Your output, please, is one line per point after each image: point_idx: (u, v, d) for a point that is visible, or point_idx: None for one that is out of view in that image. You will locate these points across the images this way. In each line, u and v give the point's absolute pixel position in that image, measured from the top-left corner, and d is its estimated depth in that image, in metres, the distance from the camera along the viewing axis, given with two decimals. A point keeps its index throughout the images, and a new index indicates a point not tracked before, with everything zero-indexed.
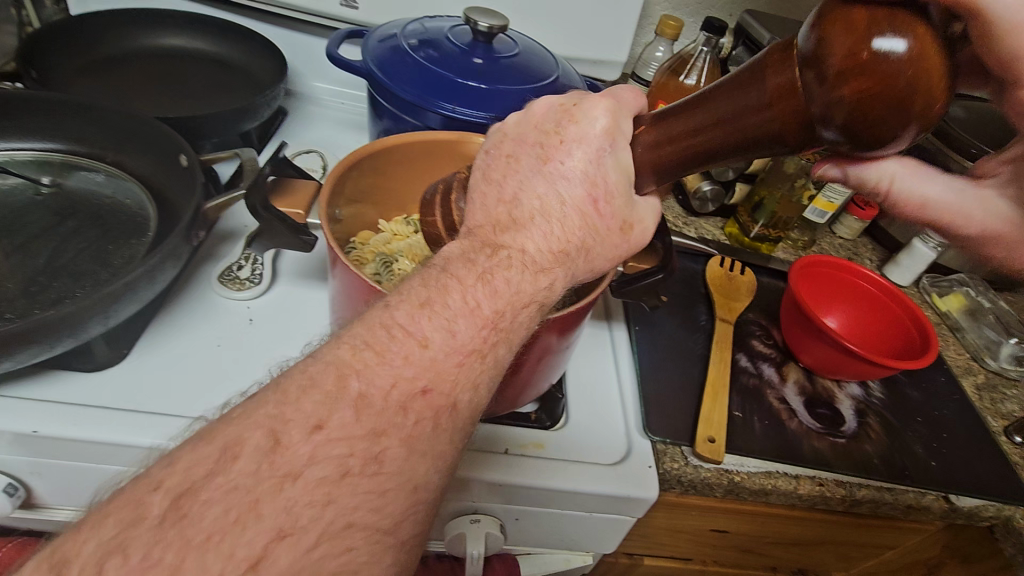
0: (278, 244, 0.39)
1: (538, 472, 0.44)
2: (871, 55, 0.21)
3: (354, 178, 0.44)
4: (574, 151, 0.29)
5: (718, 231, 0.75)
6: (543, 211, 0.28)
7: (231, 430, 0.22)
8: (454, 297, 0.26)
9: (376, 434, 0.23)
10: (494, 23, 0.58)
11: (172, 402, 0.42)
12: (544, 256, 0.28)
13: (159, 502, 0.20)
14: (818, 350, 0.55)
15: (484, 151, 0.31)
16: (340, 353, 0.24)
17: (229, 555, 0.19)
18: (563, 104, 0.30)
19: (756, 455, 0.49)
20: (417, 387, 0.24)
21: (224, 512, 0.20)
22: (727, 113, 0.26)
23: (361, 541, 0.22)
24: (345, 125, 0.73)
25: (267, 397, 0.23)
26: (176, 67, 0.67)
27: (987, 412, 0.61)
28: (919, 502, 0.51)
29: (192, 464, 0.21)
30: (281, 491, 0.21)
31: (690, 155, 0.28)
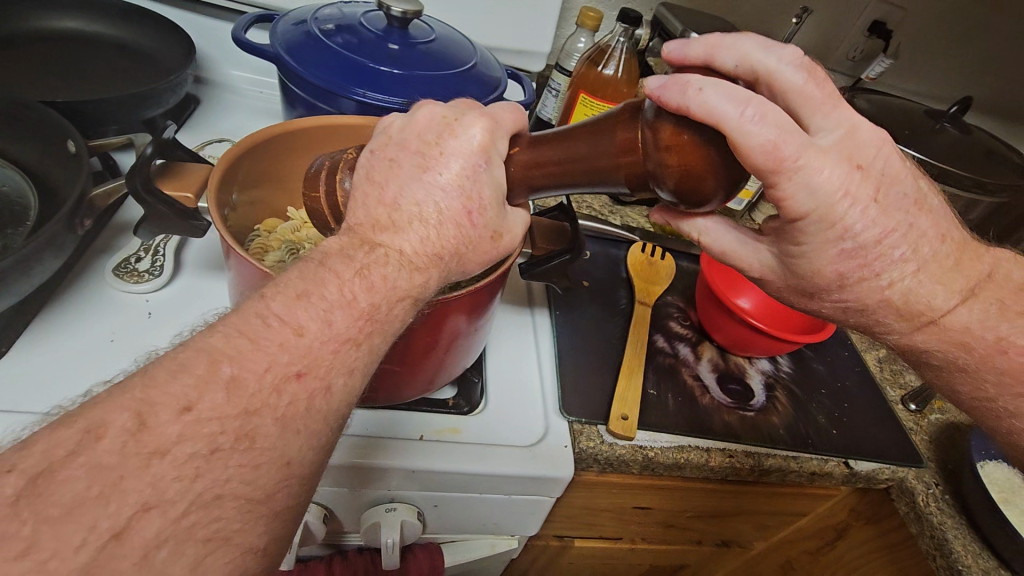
0: (167, 230, 0.38)
1: (454, 458, 0.44)
2: (681, 133, 0.27)
3: (250, 161, 0.43)
4: (452, 164, 0.30)
5: (643, 219, 0.77)
6: (423, 217, 0.29)
7: (94, 413, 0.21)
8: (329, 288, 0.26)
9: (248, 413, 0.23)
10: (407, 9, 0.57)
11: (40, 399, 0.39)
12: (421, 257, 0.29)
13: (12, 483, 0.19)
14: (730, 328, 0.57)
15: (369, 151, 0.31)
16: (212, 341, 0.24)
17: (91, 526, 0.19)
18: (445, 117, 0.31)
19: (668, 430, 0.51)
20: (292, 370, 0.24)
21: (87, 486, 0.19)
22: (585, 155, 0.30)
23: (232, 510, 0.22)
24: (260, 113, 0.71)
25: (134, 381, 0.22)
26: (75, 51, 0.63)
27: (886, 383, 0.65)
28: (822, 469, 0.54)
29: (51, 446, 0.20)
30: (148, 467, 0.20)
31: (552, 183, 0.32)
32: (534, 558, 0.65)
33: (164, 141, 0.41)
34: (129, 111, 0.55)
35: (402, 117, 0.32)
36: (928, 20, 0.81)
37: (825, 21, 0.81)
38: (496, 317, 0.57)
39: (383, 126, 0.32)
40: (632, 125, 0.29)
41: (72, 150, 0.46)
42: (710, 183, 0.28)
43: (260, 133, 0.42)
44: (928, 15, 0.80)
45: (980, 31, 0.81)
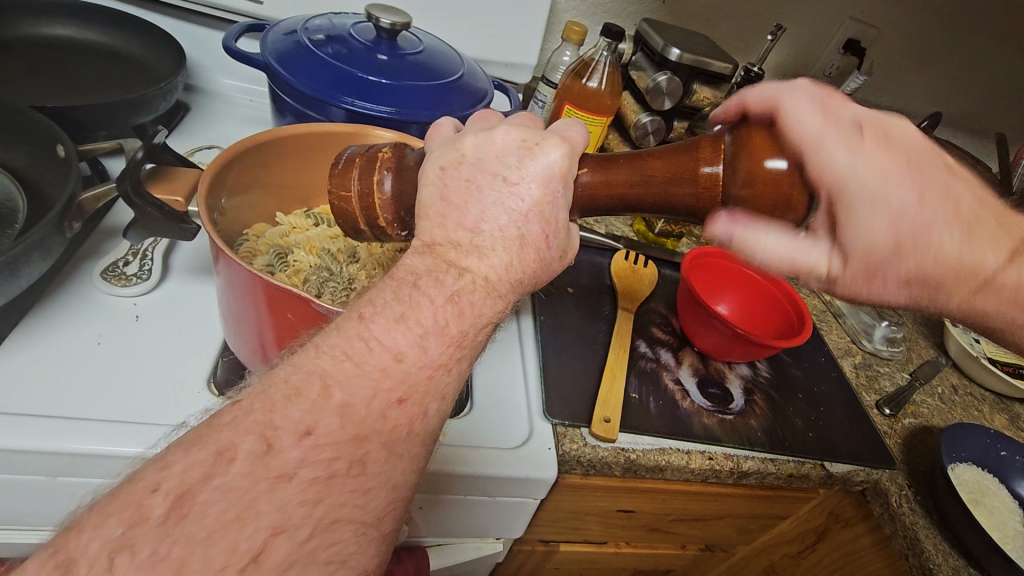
0: (157, 233, 0.39)
1: (444, 460, 0.44)
2: (769, 171, 0.28)
3: (237, 167, 0.43)
4: (533, 189, 0.28)
5: (627, 229, 0.79)
6: (505, 241, 0.27)
7: (222, 436, 0.21)
8: (425, 313, 0.25)
9: (358, 439, 0.23)
10: (396, 20, 0.59)
11: (145, 410, 0.41)
12: (503, 283, 0.27)
13: (158, 503, 0.20)
14: (712, 337, 0.59)
15: (439, 169, 0.29)
16: (321, 363, 0.23)
17: (230, 550, 0.20)
18: (524, 141, 0.29)
19: (648, 432, 0.52)
20: (394, 397, 0.24)
21: (224, 510, 0.20)
22: (662, 180, 0.31)
23: (347, 534, 0.22)
24: (250, 121, 0.72)
25: (253, 403, 0.22)
26: (68, 59, 0.63)
27: (863, 389, 0.67)
28: (798, 470, 0.55)
29: (187, 468, 0.20)
30: (275, 490, 0.21)
31: (618, 207, 0.32)
32: (520, 564, 0.65)
33: (154, 145, 0.41)
34: (120, 117, 0.55)
35: (473, 133, 0.30)
36: (897, 38, 0.84)
37: (800, 39, 0.84)
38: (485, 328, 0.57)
39: (454, 139, 0.30)
40: (714, 155, 0.30)
41: (61, 154, 0.46)
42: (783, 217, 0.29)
43: (251, 140, 0.43)
44: (897, 33, 0.83)
45: (951, 47, 0.84)
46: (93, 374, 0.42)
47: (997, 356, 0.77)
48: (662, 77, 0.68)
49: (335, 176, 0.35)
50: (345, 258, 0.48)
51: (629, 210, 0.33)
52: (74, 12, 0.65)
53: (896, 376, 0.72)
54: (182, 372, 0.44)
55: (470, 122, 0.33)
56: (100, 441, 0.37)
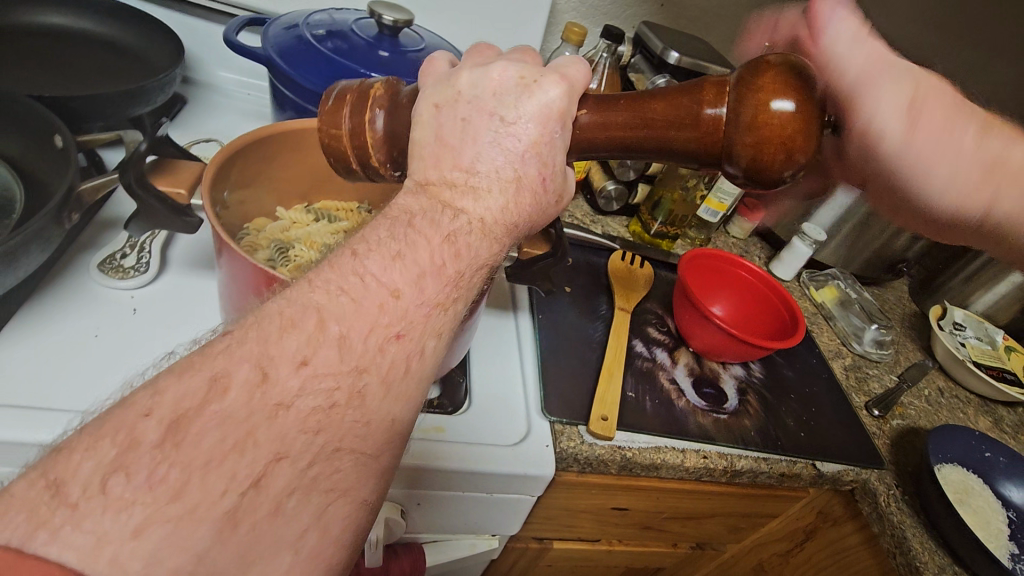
0: (159, 227, 0.38)
1: (442, 456, 0.44)
2: (772, 110, 0.27)
3: (241, 161, 0.43)
4: (529, 127, 0.28)
5: (623, 229, 0.79)
6: (502, 183, 0.28)
7: (216, 362, 0.21)
8: (422, 252, 0.25)
9: (359, 370, 0.23)
10: (399, 18, 0.58)
11: (65, 396, 0.39)
12: (498, 226, 0.28)
13: (154, 428, 0.19)
14: (708, 336, 0.59)
15: (434, 107, 0.29)
16: (317, 297, 0.23)
17: (231, 475, 0.20)
18: (522, 77, 0.28)
19: (646, 431, 0.52)
20: (391, 332, 0.24)
21: (222, 437, 0.20)
22: (664, 123, 0.30)
23: (349, 463, 0.22)
24: (247, 115, 0.71)
25: (247, 333, 0.22)
26: (64, 48, 0.63)
27: (852, 390, 0.69)
28: (791, 470, 0.56)
29: (181, 395, 0.20)
30: (275, 418, 0.21)
31: (616, 148, 0.31)
32: (513, 563, 0.66)
33: (157, 138, 0.42)
34: (118, 108, 0.55)
35: (469, 68, 0.29)
36: None
37: None
38: (482, 321, 0.57)
39: (449, 76, 0.29)
40: (719, 96, 0.29)
41: (58, 145, 0.46)
42: (783, 162, 0.28)
43: (256, 133, 0.44)
44: None
45: None
46: (15, 358, 0.40)
47: (982, 359, 0.79)
48: (661, 81, 0.68)
49: (326, 114, 0.34)
50: (345, 254, 0.47)
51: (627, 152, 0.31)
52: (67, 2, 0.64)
53: (885, 379, 0.73)
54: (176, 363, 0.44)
55: (469, 56, 0.33)
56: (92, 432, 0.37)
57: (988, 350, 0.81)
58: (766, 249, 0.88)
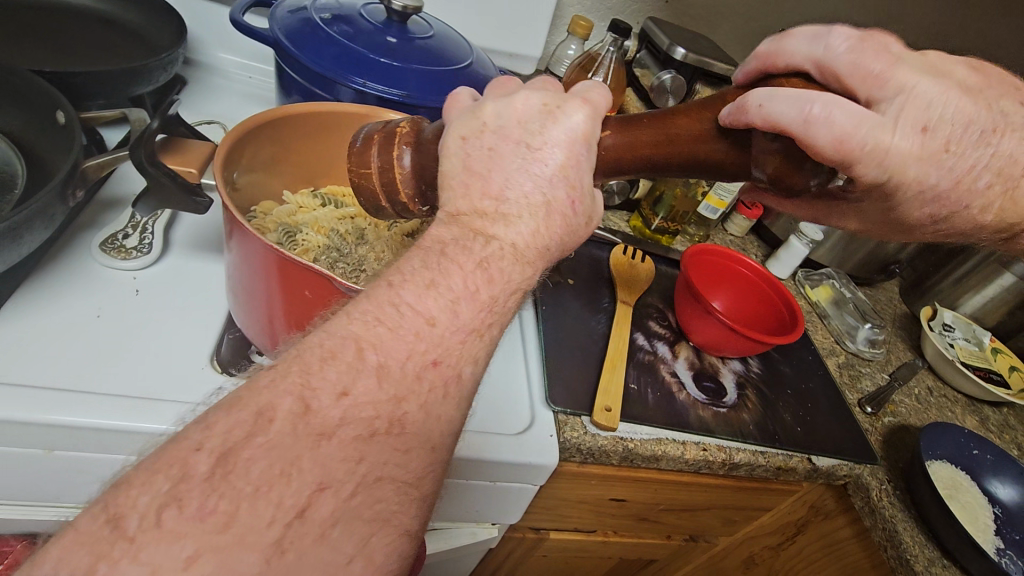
0: (168, 205, 0.37)
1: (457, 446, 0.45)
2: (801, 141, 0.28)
3: (251, 143, 0.43)
4: (556, 153, 0.29)
5: (624, 224, 0.80)
6: (531, 207, 0.29)
7: (261, 398, 0.23)
8: (455, 279, 0.27)
9: (397, 399, 0.24)
10: (408, 3, 0.58)
11: (163, 387, 0.40)
12: (530, 250, 0.29)
13: (203, 460, 0.21)
14: (709, 330, 0.60)
15: (460, 138, 0.30)
16: (354, 328, 0.25)
17: (277, 503, 0.21)
18: (546, 105, 0.30)
19: (648, 423, 0.53)
20: (428, 359, 0.25)
21: (268, 466, 0.22)
22: (684, 142, 0.30)
23: (390, 493, 0.24)
24: (249, 99, 0.70)
25: (290, 366, 0.24)
26: (65, 26, 0.62)
27: (845, 386, 0.70)
28: (787, 464, 0.57)
29: (229, 428, 0.22)
30: (318, 447, 0.22)
31: (643, 167, 0.31)
32: (509, 552, 0.66)
33: (167, 117, 0.41)
34: (118, 87, 0.54)
35: (493, 100, 0.31)
36: None
37: None
38: None
39: (474, 108, 0.31)
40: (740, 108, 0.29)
41: (63, 121, 0.45)
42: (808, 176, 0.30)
43: (268, 114, 0.43)
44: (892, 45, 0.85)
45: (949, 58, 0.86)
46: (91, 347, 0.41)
47: (969, 360, 0.81)
48: (666, 76, 0.68)
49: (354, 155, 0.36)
50: (353, 240, 0.48)
51: (655, 172, 0.32)
52: None
53: (876, 378, 0.74)
54: (184, 348, 0.43)
55: (490, 89, 0.33)
56: (98, 414, 0.37)
57: (975, 351, 0.83)
58: (764, 248, 0.89)
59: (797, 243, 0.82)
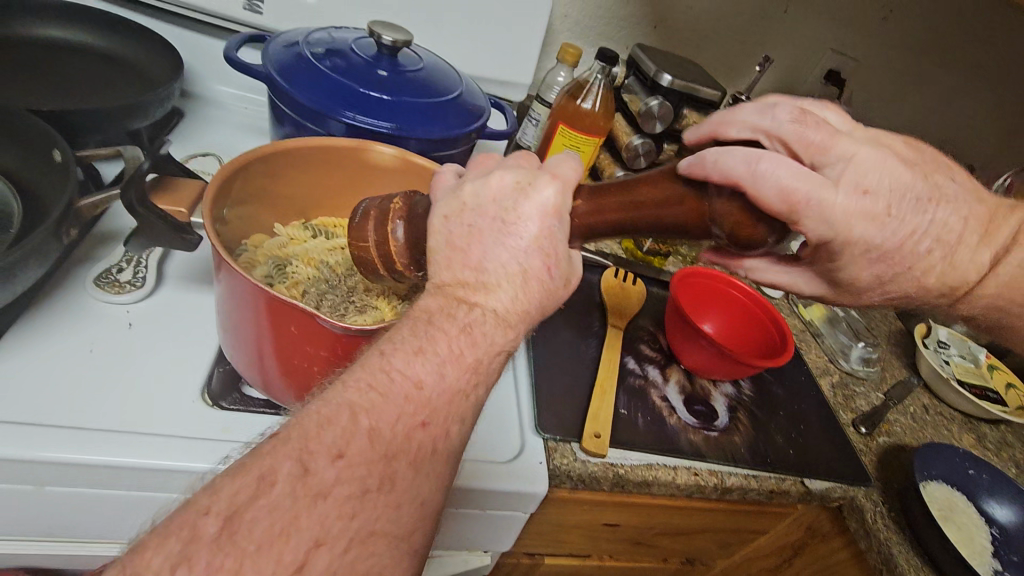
0: (158, 242, 0.38)
1: (466, 474, 0.45)
2: (763, 200, 0.28)
3: (243, 177, 0.44)
4: (531, 226, 0.31)
5: (616, 246, 0.80)
6: (510, 277, 0.31)
7: (262, 464, 0.25)
8: (441, 344, 0.29)
9: (388, 458, 0.26)
10: (398, 38, 0.59)
11: (179, 424, 0.41)
12: (511, 314, 0.31)
13: (212, 522, 0.23)
14: (698, 354, 0.60)
15: (443, 218, 0.32)
16: (350, 395, 0.27)
17: (278, 559, 0.23)
18: (518, 182, 0.32)
19: (636, 448, 0.53)
20: (417, 420, 0.27)
21: (270, 525, 0.23)
22: (650, 204, 0.30)
23: (382, 547, 0.26)
24: (246, 130, 0.72)
25: (291, 433, 0.26)
26: (62, 62, 0.63)
27: (839, 407, 0.70)
28: (779, 487, 0.57)
29: (232, 493, 0.24)
30: (314, 506, 0.24)
31: (610, 228, 0.32)
32: None
33: (159, 157, 0.42)
34: (116, 122, 0.56)
35: (472, 180, 0.33)
36: (875, 73, 0.87)
37: (784, 67, 0.87)
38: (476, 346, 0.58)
39: (455, 189, 0.33)
40: (699, 177, 0.30)
41: (60, 160, 0.46)
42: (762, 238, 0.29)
43: (265, 150, 0.45)
44: (874, 66, 0.87)
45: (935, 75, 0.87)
46: (86, 383, 0.41)
47: (965, 377, 0.81)
48: (654, 102, 0.70)
49: (353, 229, 0.39)
50: (342, 272, 0.48)
51: (622, 231, 0.32)
52: (68, 14, 0.65)
53: (871, 397, 0.74)
54: (174, 380, 0.44)
55: (472, 165, 0.36)
56: (129, 456, 0.38)
57: (971, 368, 0.83)
58: None
59: None
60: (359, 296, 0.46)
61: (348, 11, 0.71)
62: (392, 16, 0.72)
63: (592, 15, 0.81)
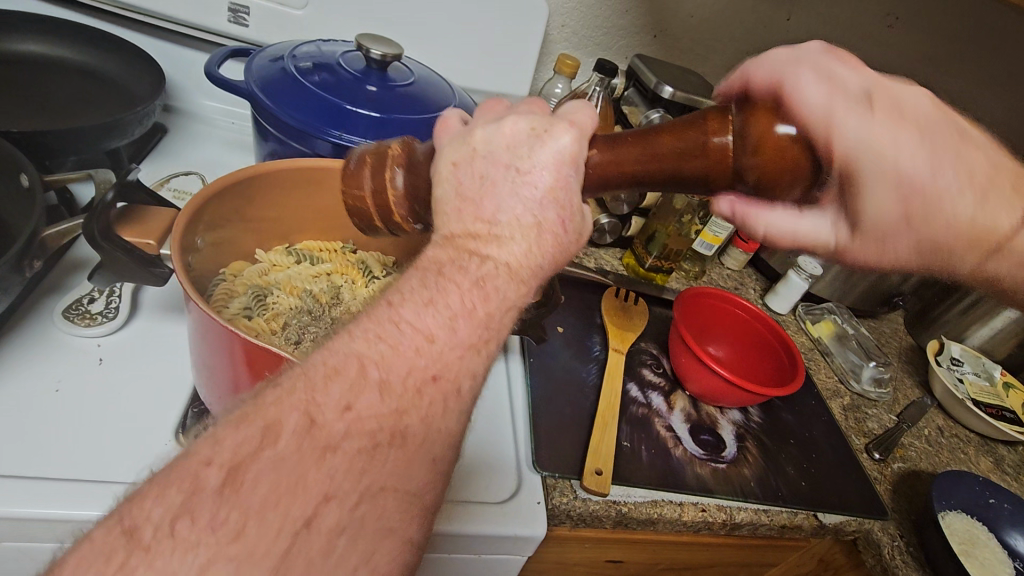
0: (124, 278, 0.36)
1: (450, 517, 0.42)
2: (778, 135, 0.26)
3: (218, 202, 0.42)
4: (545, 176, 0.27)
5: (617, 262, 0.78)
6: (524, 230, 0.27)
7: (269, 411, 0.22)
8: (453, 296, 0.25)
9: (399, 412, 0.23)
10: (387, 52, 0.57)
11: (110, 466, 0.38)
12: (525, 268, 0.27)
13: (215, 474, 0.20)
14: (707, 380, 0.57)
15: (452, 165, 0.28)
16: (357, 346, 0.24)
17: (284, 516, 0.20)
18: (533, 127, 0.28)
19: (642, 485, 0.50)
20: (428, 374, 0.24)
21: (275, 482, 0.21)
22: (669, 155, 0.28)
23: (393, 502, 0.23)
24: (230, 145, 0.69)
25: (295, 382, 0.23)
26: (41, 79, 0.61)
27: (851, 432, 0.67)
28: (792, 521, 0.53)
29: (237, 443, 0.21)
30: (322, 462, 0.21)
31: (629, 182, 0.29)
32: None
33: (126, 183, 0.39)
34: (92, 142, 0.53)
35: (482, 125, 0.28)
36: None
37: None
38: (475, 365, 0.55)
39: (464, 133, 0.29)
40: (724, 124, 0.28)
41: (26, 184, 0.44)
42: (791, 183, 0.27)
43: (244, 172, 0.43)
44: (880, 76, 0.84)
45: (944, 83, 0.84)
46: (38, 427, 0.38)
47: (980, 397, 0.77)
48: (655, 115, 0.66)
49: (348, 177, 0.35)
50: (327, 301, 0.45)
51: (641, 184, 0.29)
52: (48, 28, 0.62)
53: (883, 419, 0.71)
54: (142, 422, 0.41)
55: (479, 112, 0.31)
56: (39, 503, 0.34)
57: (986, 387, 0.80)
58: (762, 281, 0.87)
59: (795, 277, 0.80)
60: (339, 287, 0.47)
61: (337, 21, 0.68)
62: (382, 25, 0.69)
63: (590, 25, 0.78)
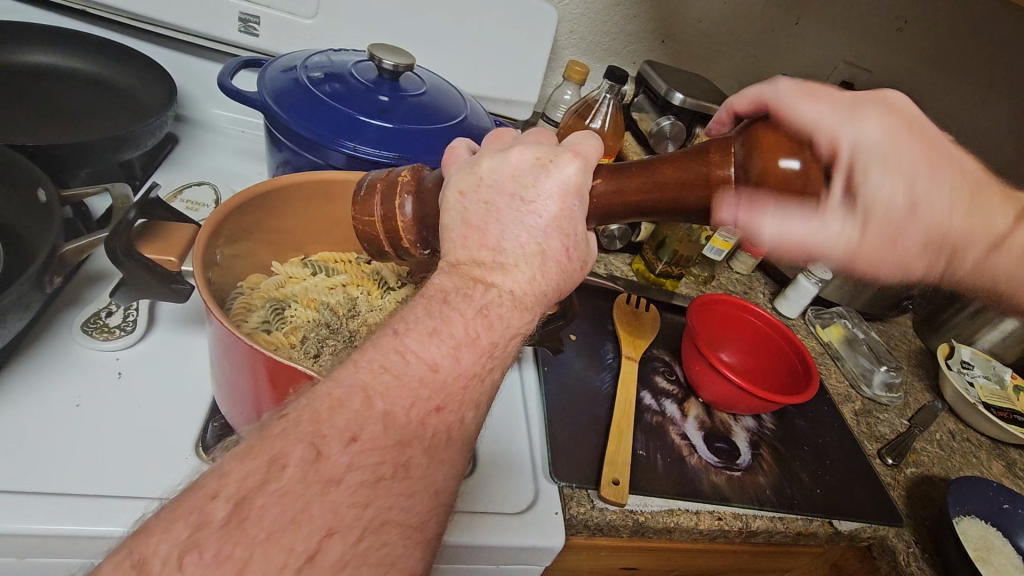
0: (144, 295, 0.36)
1: (465, 529, 0.42)
2: (780, 168, 0.27)
3: (238, 217, 0.42)
4: (550, 205, 0.28)
5: (627, 268, 0.78)
6: (528, 257, 0.28)
7: (273, 445, 0.22)
8: (457, 325, 0.26)
9: (401, 445, 0.23)
10: (399, 61, 0.57)
11: (122, 483, 0.38)
12: (529, 297, 0.28)
13: (222, 506, 0.20)
14: (719, 387, 0.57)
15: (459, 193, 0.29)
16: (363, 377, 0.24)
17: (289, 549, 0.20)
18: (537, 159, 0.29)
19: (659, 495, 0.50)
20: (432, 405, 0.24)
21: (280, 512, 0.20)
22: (671, 186, 0.30)
23: (395, 536, 0.23)
24: (241, 154, 0.69)
25: (301, 415, 0.23)
26: (52, 90, 0.61)
27: (865, 438, 0.67)
28: (807, 529, 0.54)
29: (244, 474, 0.21)
30: (327, 494, 0.21)
31: (632, 211, 0.31)
32: None
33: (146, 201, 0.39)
34: (104, 154, 0.53)
35: (489, 154, 0.30)
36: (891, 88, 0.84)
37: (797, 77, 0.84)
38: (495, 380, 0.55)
39: (471, 163, 0.30)
40: (724, 159, 0.29)
41: (44, 200, 0.44)
42: (791, 217, 0.28)
43: (263, 185, 0.43)
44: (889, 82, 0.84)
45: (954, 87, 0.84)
46: (53, 441, 0.38)
47: (991, 400, 0.77)
48: (666, 122, 0.66)
49: (357, 203, 0.36)
50: (346, 314, 0.45)
51: (644, 214, 0.31)
52: (57, 37, 0.62)
53: (895, 424, 0.71)
54: (162, 437, 0.41)
55: (486, 141, 0.33)
56: (52, 520, 0.34)
57: (996, 390, 0.80)
58: (771, 286, 0.87)
59: (805, 282, 0.80)
60: (360, 300, 0.47)
61: (347, 31, 0.68)
62: (392, 34, 0.70)
63: (598, 32, 0.78)
